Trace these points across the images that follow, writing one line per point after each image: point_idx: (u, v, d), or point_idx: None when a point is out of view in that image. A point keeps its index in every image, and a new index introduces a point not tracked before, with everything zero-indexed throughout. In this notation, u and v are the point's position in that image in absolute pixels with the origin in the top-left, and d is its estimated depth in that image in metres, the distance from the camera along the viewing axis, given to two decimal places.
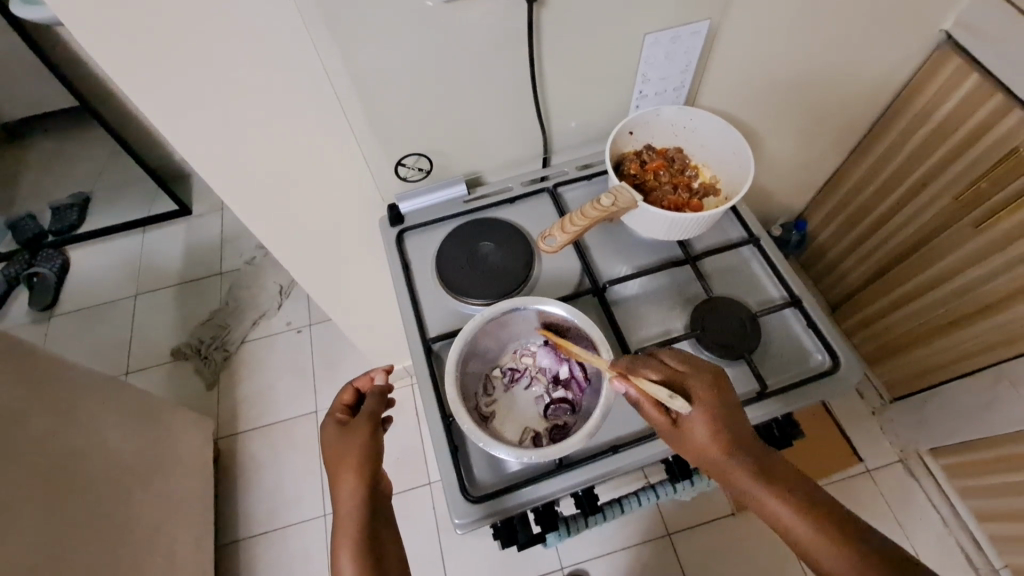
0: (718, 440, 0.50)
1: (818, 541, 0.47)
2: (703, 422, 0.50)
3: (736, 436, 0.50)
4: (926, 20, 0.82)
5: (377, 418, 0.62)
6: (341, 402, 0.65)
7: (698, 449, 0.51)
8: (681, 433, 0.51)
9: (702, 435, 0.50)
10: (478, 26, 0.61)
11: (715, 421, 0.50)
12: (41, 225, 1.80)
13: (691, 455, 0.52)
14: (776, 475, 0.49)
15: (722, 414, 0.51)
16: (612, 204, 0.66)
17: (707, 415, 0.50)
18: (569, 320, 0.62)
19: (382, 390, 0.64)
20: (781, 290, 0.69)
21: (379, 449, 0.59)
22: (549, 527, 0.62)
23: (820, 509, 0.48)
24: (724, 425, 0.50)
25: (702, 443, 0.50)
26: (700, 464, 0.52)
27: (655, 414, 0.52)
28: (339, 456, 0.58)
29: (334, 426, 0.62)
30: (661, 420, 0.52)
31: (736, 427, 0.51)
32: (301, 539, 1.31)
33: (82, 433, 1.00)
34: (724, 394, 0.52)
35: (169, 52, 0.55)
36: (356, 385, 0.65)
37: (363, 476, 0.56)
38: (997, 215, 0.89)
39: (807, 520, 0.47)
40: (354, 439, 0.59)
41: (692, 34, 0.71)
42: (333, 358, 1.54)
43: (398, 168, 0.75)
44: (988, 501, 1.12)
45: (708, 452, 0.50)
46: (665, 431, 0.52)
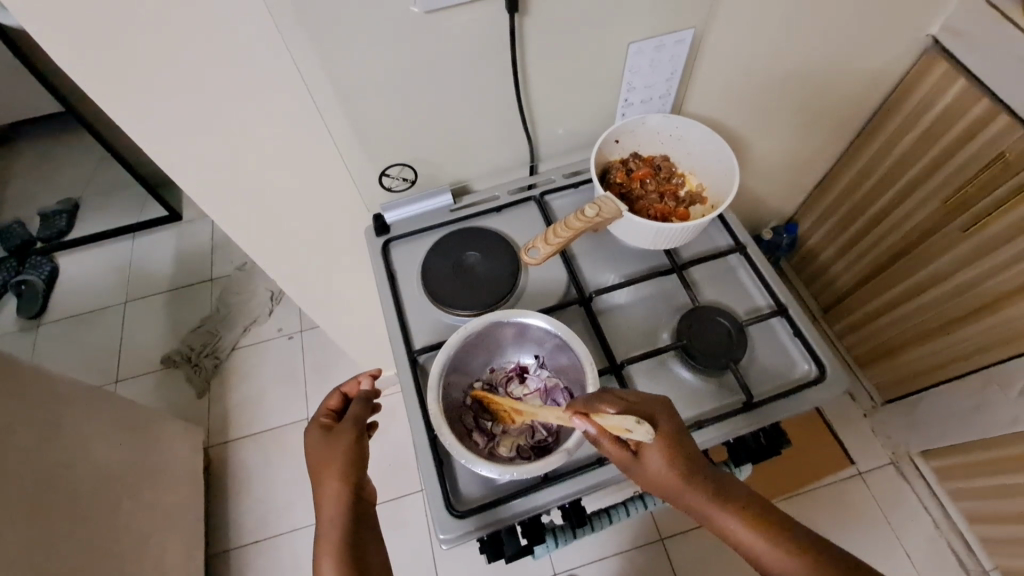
0: (675, 468, 0.49)
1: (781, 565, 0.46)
2: (660, 451, 0.50)
3: (692, 465, 0.50)
4: (911, 25, 0.82)
5: (362, 423, 0.61)
6: (326, 407, 0.64)
7: (656, 479, 0.50)
8: (639, 465, 0.50)
9: (660, 465, 0.50)
10: (460, 36, 0.60)
11: (670, 450, 0.50)
12: (30, 231, 1.78)
13: (650, 485, 0.51)
14: (735, 500, 0.49)
15: (678, 444, 0.50)
16: (597, 215, 0.65)
17: (662, 446, 0.50)
18: (554, 332, 0.61)
19: (367, 395, 0.64)
20: (768, 298, 0.69)
21: (363, 456, 0.59)
22: (536, 540, 0.61)
23: (781, 531, 0.48)
24: (680, 453, 0.50)
25: (660, 473, 0.50)
26: (659, 493, 0.51)
27: (610, 446, 0.51)
28: (322, 462, 0.58)
29: (318, 432, 0.61)
30: (619, 452, 0.51)
31: (690, 454, 0.50)
32: (294, 547, 1.31)
33: (69, 444, 0.99)
34: (676, 421, 0.52)
35: (146, 64, 0.54)
36: (342, 390, 0.65)
37: (346, 483, 0.56)
38: (985, 219, 0.89)
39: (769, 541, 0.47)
40: (337, 444, 0.58)
41: (677, 42, 0.71)
42: (324, 365, 1.53)
43: (383, 178, 0.74)
44: (979, 503, 1.13)
45: (666, 482, 0.50)
46: (624, 464, 0.51)
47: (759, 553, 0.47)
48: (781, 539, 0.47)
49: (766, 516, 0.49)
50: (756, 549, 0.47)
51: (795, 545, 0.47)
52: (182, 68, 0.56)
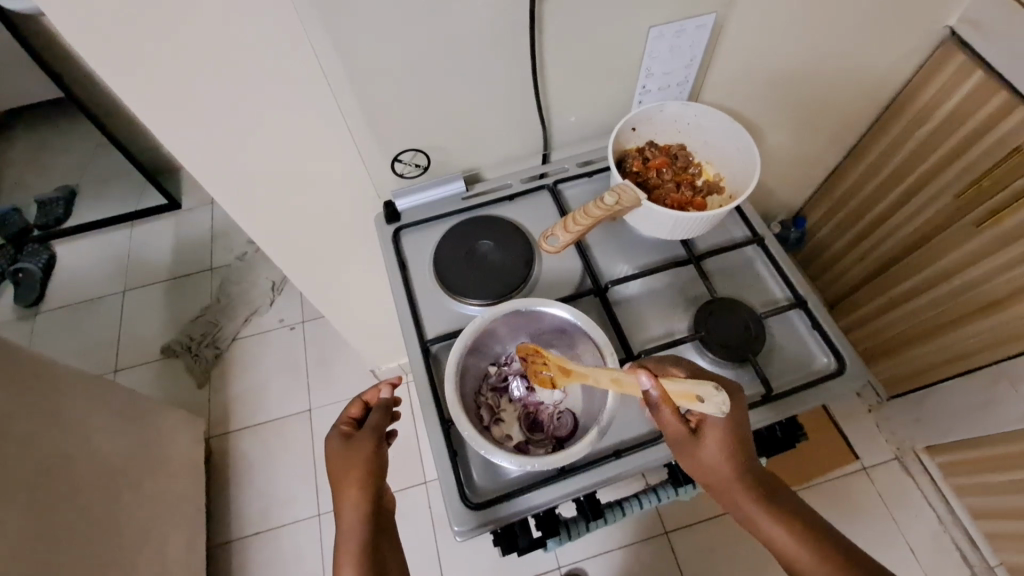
0: (726, 456, 0.50)
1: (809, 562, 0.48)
2: (720, 433, 0.50)
3: (744, 456, 0.50)
4: (931, 16, 0.81)
5: (382, 433, 0.59)
6: (347, 415, 0.62)
7: (706, 463, 0.50)
8: (695, 445, 0.50)
9: (713, 446, 0.50)
10: (477, 18, 0.58)
11: (730, 436, 0.50)
12: (27, 219, 1.76)
13: (697, 469, 0.51)
14: (774, 498, 0.50)
15: (733, 433, 0.50)
16: (616, 203, 0.64)
17: (720, 433, 0.50)
18: (573, 322, 0.60)
19: (388, 404, 0.62)
20: (786, 290, 0.68)
21: (383, 466, 0.58)
22: (550, 533, 0.60)
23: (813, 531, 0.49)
24: (736, 442, 0.50)
25: (713, 458, 0.50)
26: (700, 475, 0.51)
27: (673, 420, 0.49)
28: (343, 472, 0.56)
29: (339, 440, 0.59)
30: (678, 427, 0.49)
31: (744, 445, 0.50)
32: (296, 538, 1.30)
33: (70, 435, 0.98)
34: (740, 409, 0.51)
35: (155, 45, 0.53)
36: (363, 398, 0.63)
37: (366, 494, 0.55)
38: (998, 214, 0.88)
39: (809, 547, 0.48)
40: (358, 454, 0.57)
41: (697, 27, 0.69)
42: (326, 356, 1.51)
43: (395, 164, 0.72)
44: (984, 499, 1.13)
45: (713, 467, 0.50)
46: (677, 440, 0.50)
47: (797, 557, 0.48)
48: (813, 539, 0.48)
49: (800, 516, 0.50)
50: (794, 553, 0.48)
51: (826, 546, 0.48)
52: (192, 49, 0.54)
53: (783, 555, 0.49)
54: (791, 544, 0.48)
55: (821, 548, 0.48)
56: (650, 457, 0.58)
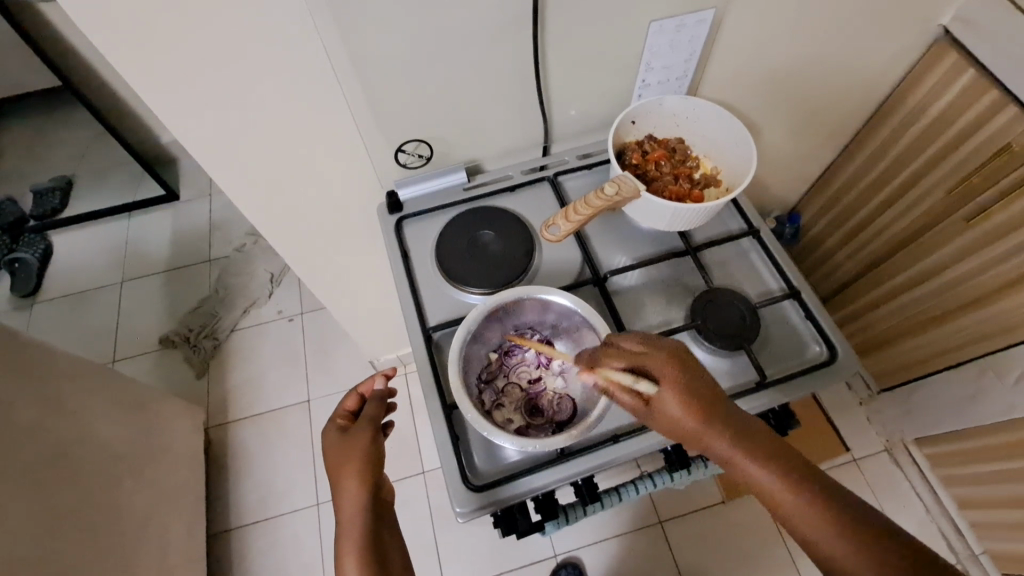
0: (692, 418, 0.50)
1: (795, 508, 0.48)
2: (676, 399, 0.51)
3: (710, 414, 0.51)
4: (926, 14, 0.82)
5: (377, 423, 0.61)
6: (343, 408, 0.64)
7: (673, 426, 0.51)
8: (654, 416, 0.52)
9: (674, 412, 0.51)
10: (481, 10, 0.59)
11: (687, 399, 0.51)
12: (23, 209, 1.75)
13: (669, 432, 0.52)
14: (754, 450, 0.50)
15: (694, 395, 0.51)
16: (616, 193, 0.66)
17: (679, 397, 0.51)
18: (574, 309, 0.62)
19: (382, 396, 0.64)
20: (780, 281, 0.70)
21: (381, 455, 0.59)
22: (549, 516, 0.62)
23: (797, 477, 0.49)
24: (699, 402, 0.51)
25: (678, 420, 0.51)
26: (675, 439, 0.52)
27: (626, 399, 0.53)
28: (341, 462, 0.58)
29: (335, 433, 0.61)
30: (632, 404, 0.53)
31: (710, 404, 0.51)
32: (295, 526, 1.31)
33: (69, 423, 0.99)
34: (696, 370, 0.52)
35: (166, 34, 0.53)
36: (358, 391, 0.65)
37: (365, 483, 0.56)
38: (988, 210, 0.90)
39: (792, 491, 0.48)
40: (356, 444, 0.58)
41: (697, 22, 0.70)
42: (324, 347, 1.52)
43: (399, 155, 0.73)
44: (970, 489, 1.16)
45: (682, 429, 0.51)
46: (639, 413, 0.53)
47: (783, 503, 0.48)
48: (796, 483, 0.48)
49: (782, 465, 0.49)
50: (778, 499, 0.48)
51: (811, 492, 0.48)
52: (199, 36, 0.55)
53: (773, 502, 0.49)
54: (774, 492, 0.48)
55: (802, 489, 0.48)
56: (647, 441, 0.59)
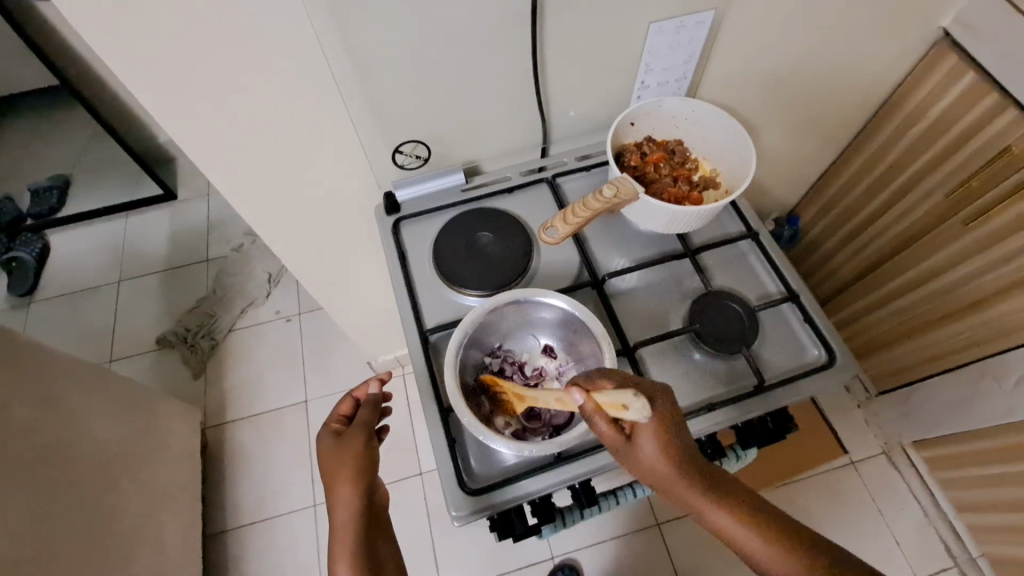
0: (667, 458, 0.49)
1: (761, 551, 0.48)
2: (653, 437, 0.49)
3: (683, 455, 0.50)
4: (925, 17, 0.82)
5: (371, 428, 0.61)
6: (337, 412, 0.63)
7: (647, 466, 0.50)
8: (631, 449, 0.50)
9: (652, 450, 0.49)
10: (480, 11, 0.59)
11: (665, 439, 0.49)
12: (20, 208, 1.74)
13: (640, 469, 0.51)
14: (724, 492, 0.50)
15: (672, 435, 0.49)
16: (614, 195, 0.65)
17: (658, 435, 0.49)
18: (572, 312, 0.61)
19: (377, 401, 0.64)
20: (778, 284, 0.70)
21: (375, 460, 0.59)
22: (545, 520, 0.61)
23: (765, 521, 0.49)
24: (674, 442, 0.49)
25: (653, 458, 0.50)
26: (646, 477, 0.51)
27: (605, 428, 0.50)
28: (336, 467, 0.57)
29: (330, 438, 0.60)
30: (611, 434, 0.50)
31: (685, 443, 0.50)
32: (291, 527, 1.31)
33: (66, 423, 0.98)
34: (675, 409, 0.51)
35: (161, 33, 0.53)
36: (353, 395, 0.64)
37: (359, 488, 0.56)
38: (987, 213, 0.90)
39: (758, 535, 0.48)
40: (351, 448, 0.58)
41: (696, 24, 0.70)
42: (322, 348, 1.52)
43: (396, 155, 0.73)
44: (968, 492, 1.15)
45: (655, 467, 0.50)
46: (615, 446, 0.51)
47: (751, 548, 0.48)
48: (763, 527, 0.48)
49: (750, 510, 0.49)
50: (747, 545, 0.48)
51: (778, 536, 0.48)
52: (195, 35, 0.54)
53: (737, 544, 0.49)
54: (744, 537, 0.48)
55: (769, 534, 0.48)
56: None
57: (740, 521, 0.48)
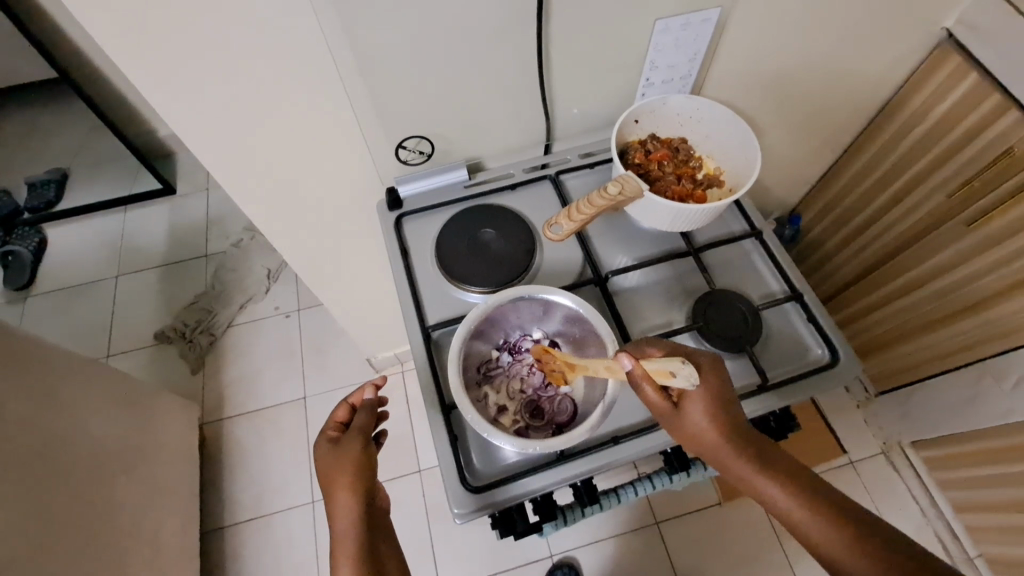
0: (716, 424, 0.51)
1: (810, 522, 0.48)
2: (703, 404, 0.51)
3: (731, 423, 0.51)
4: (929, 18, 0.82)
5: (368, 433, 0.60)
6: (333, 419, 0.62)
7: (696, 434, 0.51)
8: (678, 417, 0.52)
9: (699, 417, 0.51)
10: (485, 7, 0.58)
11: (714, 405, 0.51)
12: (17, 201, 1.73)
13: (687, 439, 0.52)
14: (771, 463, 0.51)
15: (721, 402, 0.51)
16: (619, 193, 0.65)
17: (706, 402, 0.51)
18: (577, 310, 0.61)
19: (373, 405, 0.63)
20: (782, 283, 0.69)
21: (373, 464, 0.58)
22: (547, 518, 0.61)
23: (813, 493, 0.50)
24: (721, 410, 0.51)
25: (701, 426, 0.51)
26: (693, 447, 0.53)
27: (654, 396, 0.51)
28: (334, 474, 0.56)
29: (327, 445, 0.59)
30: (659, 402, 0.51)
31: (732, 413, 0.52)
32: (289, 524, 1.30)
33: (64, 418, 0.98)
34: (722, 379, 0.53)
35: (164, 26, 0.52)
36: (349, 401, 0.63)
37: (359, 494, 0.55)
38: (988, 214, 0.90)
39: (807, 505, 0.49)
40: (349, 454, 0.57)
41: (702, 22, 0.70)
42: (321, 344, 1.51)
43: (399, 151, 0.73)
44: (966, 492, 1.16)
45: (703, 437, 0.51)
46: (663, 414, 0.52)
47: (801, 519, 0.49)
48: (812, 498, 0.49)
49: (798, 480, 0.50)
50: (797, 519, 0.49)
51: (828, 508, 0.48)
52: (198, 26, 0.53)
53: (786, 515, 0.50)
54: (794, 509, 0.49)
55: (817, 504, 0.49)
56: (647, 443, 0.59)
57: (788, 490, 0.50)
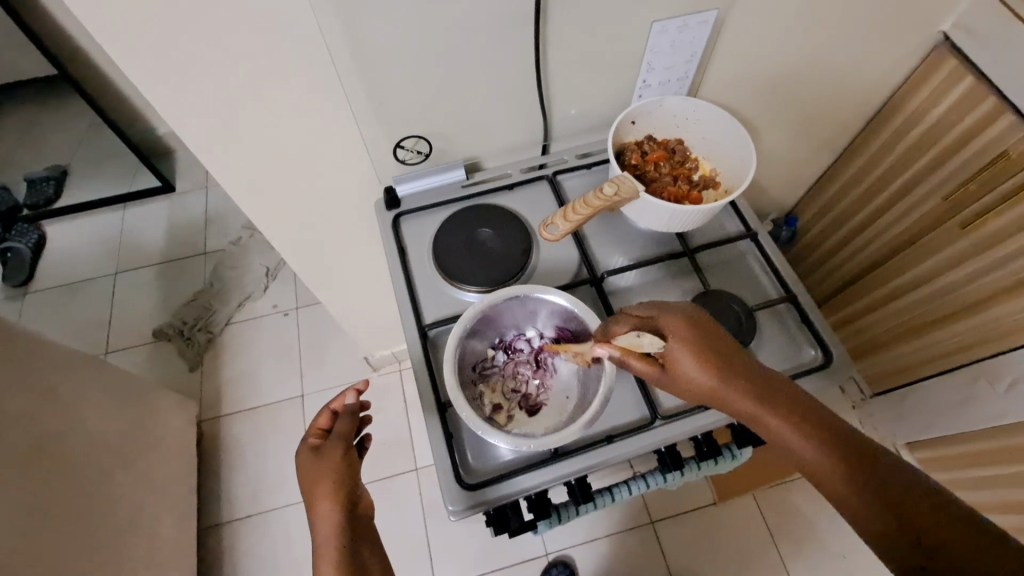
0: (708, 373, 0.51)
1: (820, 461, 0.47)
2: (690, 357, 0.52)
3: (725, 370, 0.51)
4: (925, 21, 0.82)
5: (350, 438, 0.61)
6: (315, 427, 0.63)
7: (688, 385, 0.52)
8: (669, 374, 0.53)
9: (691, 370, 0.51)
10: (483, 8, 0.59)
11: (701, 357, 0.51)
12: (15, 198, 1.73)
13: (683, 391, 0.53)
14: (777, 403, 0.50)
15: (710, 351, 0.52)
16: (615, 193, 0.66)
17: (693, 354, 0.52)
18: (570, 309, 0.61)
19: (355, 410, 0.64)
20: (777, 284, 0.70)
21: (355, 470, 0.59)
22: (541, 516, 0.61)
23: (823, 432, 0.48)
24: (712, 360, 0.51)
25: (693, 377, 0.51)
26: (693, 397, 0.53)
27: (637, 364, 0.53)
28: (315, 482, 0.57)
29: (308, 453, 0.60)
30: (645, 367, 0.53)
31: (726, 361, 0.52)
32: (286, 521, 1.31)
33: (63, 414, 0.98)
34: (707, 331, 0.53)
35: (163, 24, 0.53)
36: (330, 407, 0.64)
37: (340, 500, 0.56)
38: (983, 217, 0.90)
39: (815, 445, 0.48)
40: (329, 461, 0.58)
41: (699, 23, 0.70)
42: (319, 342, 1.52)
43: (397, 150, 0.73)
44: (959, 493, 1.17)
45: (699, 385, 0.52)
46: (653, 375, 0.54)
47: (810, 460, 0.48)
48: (820, 437, 0.48)
49: (806, 420, 0.49)
50: (809, 460, 0.48)
51: (838, 449, 0.47)
52: (198, 25, 0.54)
53: (797, 455, 0.48)
54: (802, 449, 0.48)
55: (826, 445, 0.47)
56: (641, 441, 0.59)
57: (795, 430, 0.48)
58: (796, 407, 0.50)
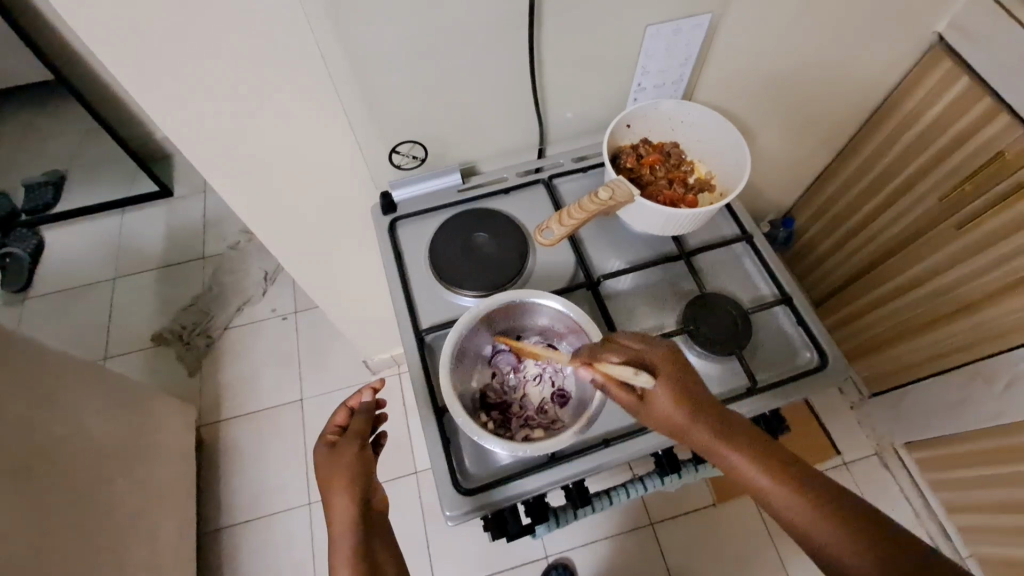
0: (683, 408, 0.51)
1: (785, 499, 0.48)
2: (667, 392, 0.51)
3: (697, 406, 0.51)
4: (920, 22, 0.83)
5: (367, 436, 0.61)
6: (332, 423, 0.63)
7: (664, 419, 0.52)
8: (645, 407, 0.52)
9: (664, 404, 0.51)
10: (477, 13, 0.59)
11: (677, 392, 0.51)
12: (13, 203, 1.73)
13: (659, 426, 0.52)
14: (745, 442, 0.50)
15: (684, 385, 0.52)
16: (610, 198, 0.65)
17: (669, 388, 0.51)
18: (567, 313, 0.62)
19: (371, 408, 0.64)
20: (772, 287, 0.70)
21: (370, 468, 0.59)
22: (539, 520, 0.61)
23: (789, 471, 0.49)
24: (686, 394, 0.51)
25: (667, 412, 0.51)
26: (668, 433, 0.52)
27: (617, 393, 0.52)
28: (331, 478, 0.57)
29: (325, 449, 0.60)
30: (624, 397, 0.52)
31: (698, 397, 0.52)
32: (286, 525, 1.31)
33: (63, 420, 0.98)
34: (680, 368, 0.53)
35: (158, 33, 0.53)
36: (347, 405, 0.64)
37: (357, 495, 0.56)
38: (978, 217, 0.91)
39: (781, 482, 0.48)
40: (346, 457, 0.58)
41: (693, 27, 0.70)
42: (318, 346, 1.52)
43: (393, 155, 0.73)
44: (958, 493, 1.17)
45: (672, 421, 0.51)
46: (631, 407, 0.53)
47: (777, 499, 0.48)
48: (785, 476, 0.48)
49: (772, 456, 0.50)
50: (777, 500, 0.48)
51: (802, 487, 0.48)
52: (192, 32, 0.54)
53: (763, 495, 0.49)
54: (770, 488, 0.48)
55: (793, 483, 0.48)
56: (638, 445, 0.59)
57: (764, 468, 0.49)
58: (766, 448, 0.50)
